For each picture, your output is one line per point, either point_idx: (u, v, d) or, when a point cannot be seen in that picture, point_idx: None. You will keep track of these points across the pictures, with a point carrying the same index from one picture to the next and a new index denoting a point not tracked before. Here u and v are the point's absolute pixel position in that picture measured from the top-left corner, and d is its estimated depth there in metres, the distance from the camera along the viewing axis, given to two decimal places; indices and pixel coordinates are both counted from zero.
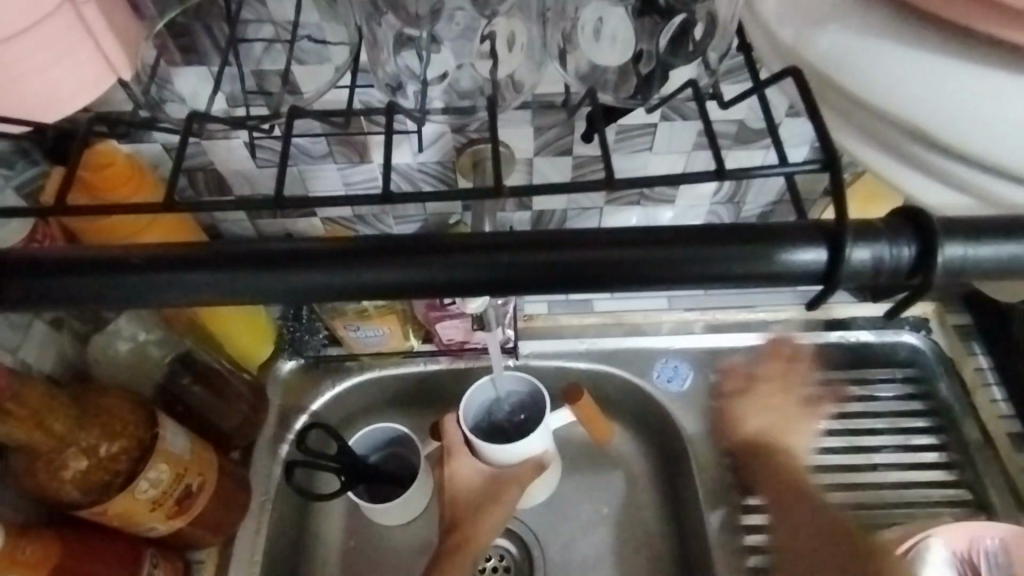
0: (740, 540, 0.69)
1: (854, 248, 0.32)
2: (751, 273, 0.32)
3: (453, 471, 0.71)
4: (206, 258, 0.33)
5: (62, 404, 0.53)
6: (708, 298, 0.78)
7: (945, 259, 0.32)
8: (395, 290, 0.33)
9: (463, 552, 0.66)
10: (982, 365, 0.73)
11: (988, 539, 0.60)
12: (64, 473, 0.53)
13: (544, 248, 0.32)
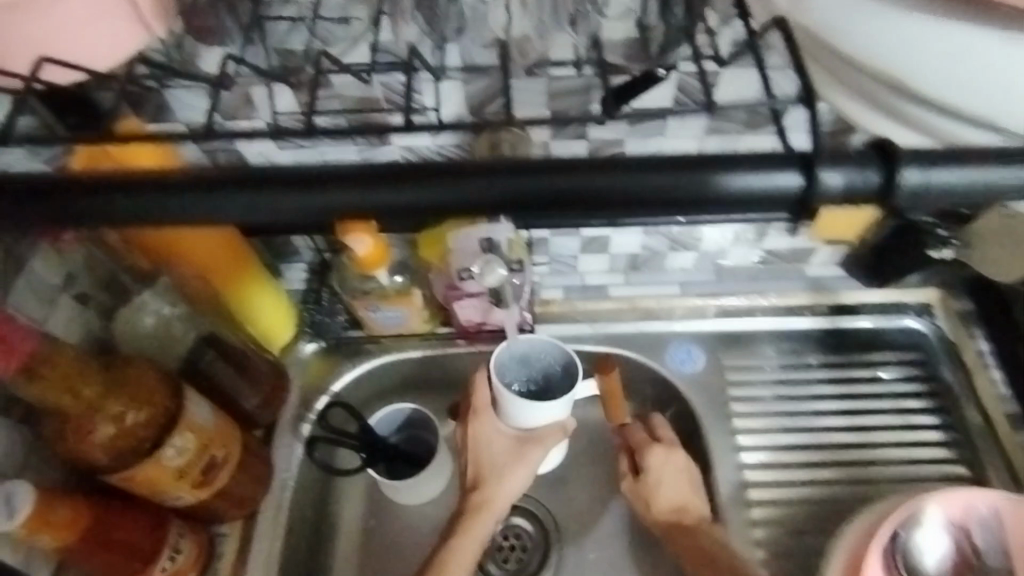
0: (745, 511, 0.72)
1: (826, 171, 0.37)
2: (734, 199, 0.38)
3: (477, 433, 0.72)
4: (248, 183, 0.39)
5: (93, 373, 0.55)
6: (719, 284, 0.81)
7: (907, 182, 0.37)
8: (433, 208, 0.39)
9: (485, 513, 0.69)
10: (981, 349, 0.76)
11: (982, 508, 0.58)
12: (91, 437, 0.55)
13: (561, 171, 0.38)
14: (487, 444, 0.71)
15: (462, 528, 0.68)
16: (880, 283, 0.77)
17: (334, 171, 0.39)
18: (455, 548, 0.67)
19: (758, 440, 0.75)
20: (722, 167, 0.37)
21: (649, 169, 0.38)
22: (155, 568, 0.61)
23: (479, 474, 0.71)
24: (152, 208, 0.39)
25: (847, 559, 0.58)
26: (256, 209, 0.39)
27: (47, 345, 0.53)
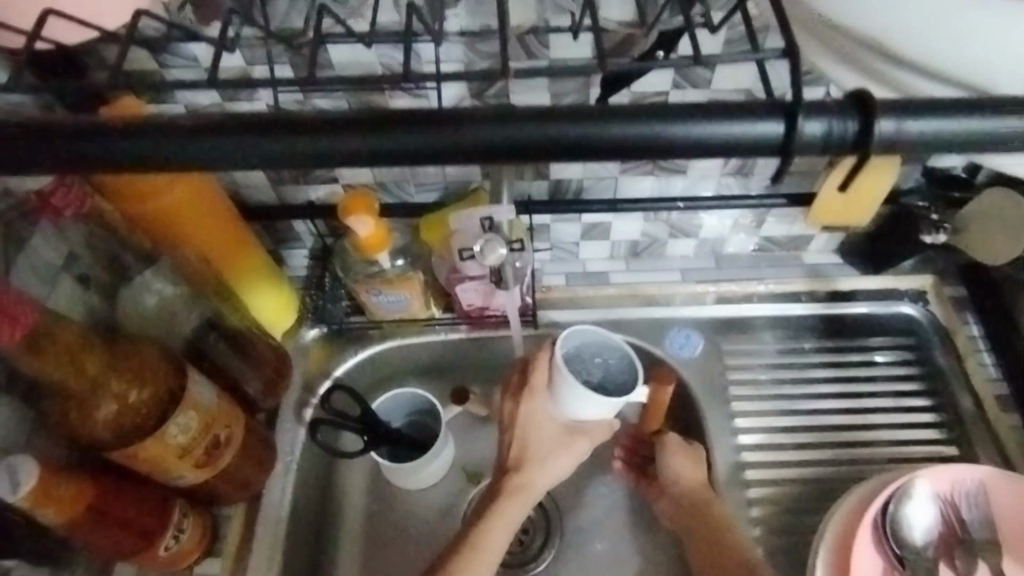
0: (742, 492, 0.73)
1: (807, 120, 0.38)
2: (715, 144, 0.38)
3: (528, 413, 0.69)
4: (249, 127, 0.38)
5: (97, 349, 0.55)
6: (720, 271, 0.81)
7: (881, 131, 0.38)
8: (423, 155, 0.39)
9: (520, 495, 0.67)
10: (973, 334, 0.76)
11: (969, 481, 0.62)
12: (95, 413, 0.55)
13: (552, 121, 0.38)
14: (538, 426, 0.68)
15: (497, 513, 0.66)
16: (875, 270, 0.79)
17: (337, 122, 0.39)
18: (489, 531, 0.65)
19: (755, 422, 0.76)
20: (712, 119, 0.38)
21: (655, 125, 0.38)
22: (158, 546, 0.61)
23: (523, 458, 0.69)
24: (145, 153, 0.38)
25: (841, 523, 0.61)
26: (252, 156, 0.39)
27: (48, 318, 0.53)
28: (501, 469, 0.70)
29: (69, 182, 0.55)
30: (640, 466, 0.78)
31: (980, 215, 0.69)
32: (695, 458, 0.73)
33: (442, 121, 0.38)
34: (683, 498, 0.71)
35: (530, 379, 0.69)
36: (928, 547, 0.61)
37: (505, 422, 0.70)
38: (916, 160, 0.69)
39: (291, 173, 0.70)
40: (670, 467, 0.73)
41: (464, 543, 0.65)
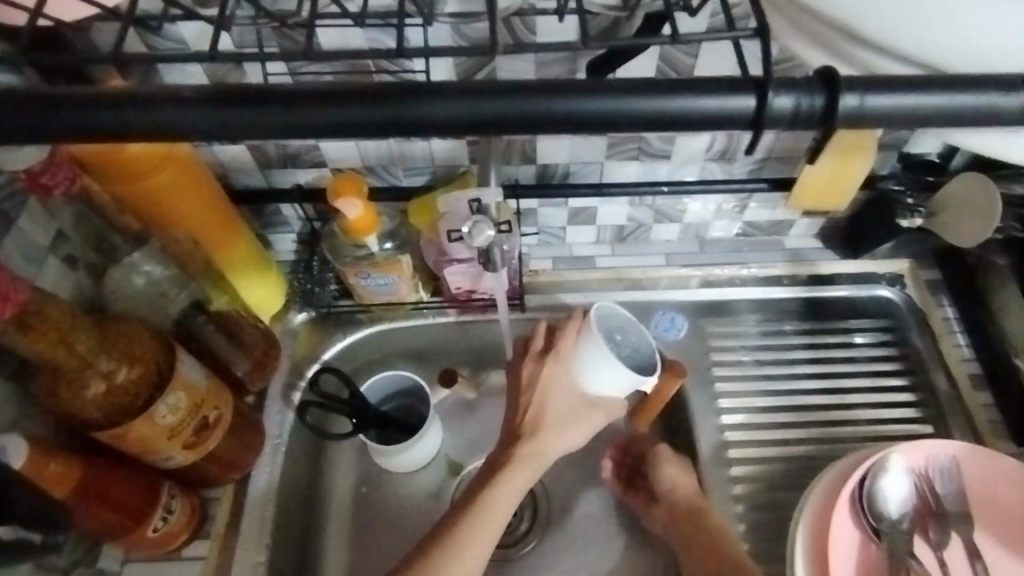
0: (724, 470, 0.74)
1: (777, 95, 0.37)
2: (688, 117, 0.37)
3: (550, 378, 0.67)
4: (226, 93, 0.37)
5: (86, 327, 0.55)
6: (703, 255, 0.83)
7: (846, 107, 0.37)
8: (403, 127, 0.38)
9: (534, 460, 0.65)
10: (948, 316, 0.78)
11: (940, 456, 0.64)
12: (84, 393, 0.55)
13: (532, 93, 0.37)
14: (555, 392, 0.67)
15: (508, 477, 0.64)
16: (853, 254, 0.81)
17: (315, 90, 0.37)
18: (497, 494, 0.63)
19: (737, 403, 0.78)
20: (703, 93, 0.37)
21: (650, 97, 0.37)
22: (148, 527, 0.62)
23: (538, 424, 0.66)
24: (121, 122, 0.37)
25: (821, 497, 0.63)
26: (233, 130, 0.37)
27: (37, 297, 0.53)
28: (512, 434, 0.67)
29: (57, 162, 0.55)
30: (630, 476, 0.78)
31: (952, 202, 0.70)
32: (686, 468, 0.73)
33: (428, 92, 0.37)
34: (677, 507, 0.71)
35: (559, 343, 0.68)
36: (902, 519, 0.63)
37: (521, 385, 0.68)
38: (892, 146, 0.71)
39: (278, 155, 0.70)
40: (665, 476, 0.73)
41: (470, 505, 0.62)
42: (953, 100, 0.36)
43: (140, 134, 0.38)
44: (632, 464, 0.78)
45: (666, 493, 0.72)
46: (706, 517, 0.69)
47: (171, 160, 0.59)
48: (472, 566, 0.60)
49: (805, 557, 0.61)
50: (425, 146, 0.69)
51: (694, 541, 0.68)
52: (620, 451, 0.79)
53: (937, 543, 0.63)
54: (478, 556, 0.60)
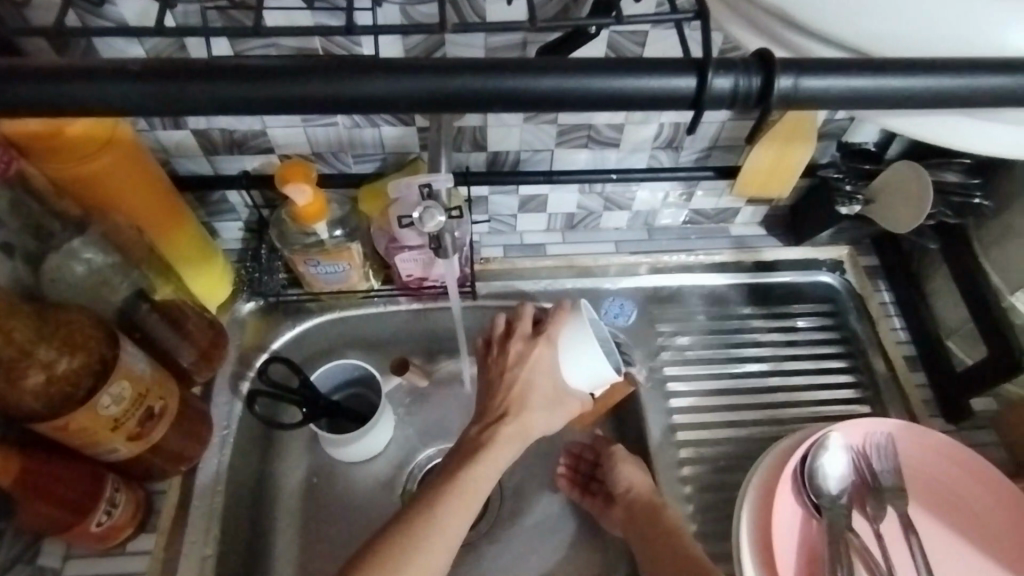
0: (673, 453, 0.76)
1: (716, 76, 0.38)
2: (635, 100, 0.38)
3: (539, 358, 0.66)
4: (169, 69, 0.36)
5: (24, 318, 0.54)
6: (651, 242, 0.85)
7: (781, 88, 0.38)
8: (352, 103, 0.37)
9: (511, 440, 0.64)
10: (885, 300, 0.83)
11: (878, 434, 0.67)
12: (21, 383, 0.53)
13: (481, 72, 0.37)
14: (542, 373, 0.66)
15: (490, 454, 0.62)
16: (796, 240, 0.85)
17: (262, 67, 0.36)
18: (479, 469, 0.62)
19: (684, 386, 0.79)
20: (650, 76, 0.38)
21: (600, 79, 0.37)
22: (90, 522, 0.60)
23: (523, 404, 0.65)
24: (59, 97, 0.36)
25: (764, 477, 0.66)
26: (177, 107, 0.37)
27: None
28: (495, 409, 0.66)
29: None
30: (585, 482, 0.78)
31: (892, 185, 0.71)
32: (641, 467, 0.74)
33: (378, 71, 0.37)
34: (633, 507, 0.71)
35: (551, 328, 0.67)
36: (842, 495, 0.65)
37: (508, 362, 0.66)
38: (830, 135, 0.73)
39: (223, 141, 0.68)
40: (622, 476, 0.73)
41: (453, 478, 0.61)
42: (889, 84, 0.37)
43: (77, 109, 0.36)
44: (587, 471, 0.79)
45: (622, 494, 0.73)
46: (662, 513, 0.70)
47: (114, 144, 0.57)
48: (453, 539, 0.59)
49: (751, 532, 0.63)
50: (375, 131, 0.69)
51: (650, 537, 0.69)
52: (574, 458, 0.80)
53: (874, 516, 0.66)
54: (457, 528, 0.59)
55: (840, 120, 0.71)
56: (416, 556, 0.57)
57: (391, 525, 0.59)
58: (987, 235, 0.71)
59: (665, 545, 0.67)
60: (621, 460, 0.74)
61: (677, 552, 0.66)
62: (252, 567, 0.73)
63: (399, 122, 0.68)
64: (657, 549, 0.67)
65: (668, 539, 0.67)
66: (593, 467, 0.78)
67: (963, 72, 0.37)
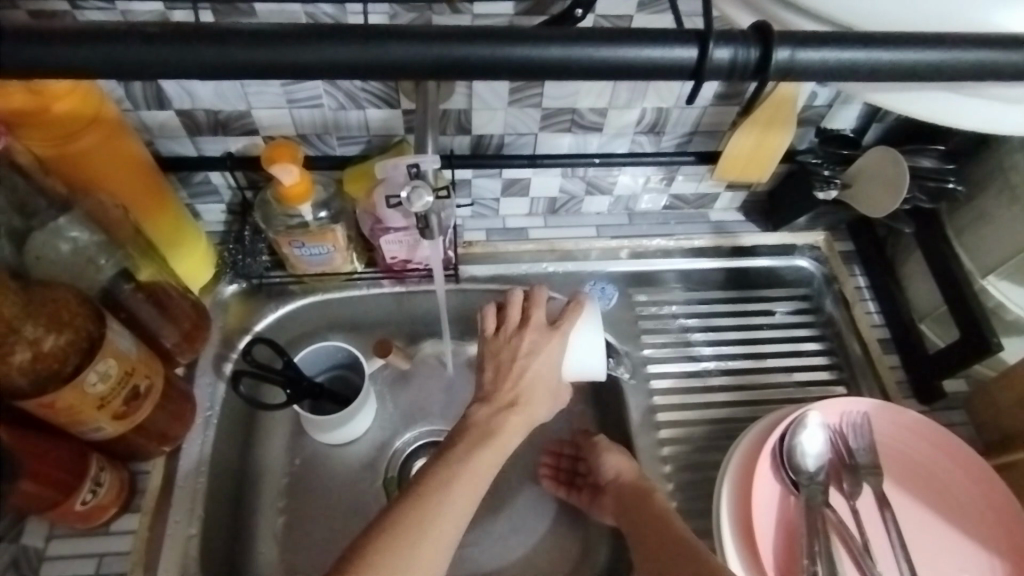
0: (653, 433, 0.77)
1: (716, 47, 0.39)
2: (626, 73, 0.39)
3: (550, 350, 0.68)
4: (165, 31, 0.36)
5: (10, 293, 0.52)
6: (632, 227, 0.87)
7: (777, 60, 0.39)
8: (351, 70, 0.38)
9: (516, 427, 0.64)
10: (860, 285, 0.85)
11: (856, 413, 0.69)
12: (8, 359, 0.52)
13: (475, 43, 0.38)
14: (550, 366, 0.68)
15: (500, 442, 0.63)
16: (773, 227, 0.86)
17: (262, 34, 0.37)
18: (490, 447, 0.62)
19: (664, 366, 0.81)
20: (643, 46, 0.39)
21: (592, 49, 0.38)
22: (76, 500, 0.59)
23: (530, 394, 0.66)
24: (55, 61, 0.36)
25: (745, 459, 0.68)
26: (172, 73, 0.37)
27: None
28: (502, 395, 0.66)
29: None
30: (569, 479, 0.78)
31: (869, 170, 0.73)
32: (626, 454, 0.74)
33: (380, 37, 0.37)
34: (620, 489, 0.72)
35: (567, 321, 0.70)
36: (820, 472, 0.67)
37: (521, 350, 0.67)
38: (809, 121, 0.75)
39: (208, 121, 0.68)
40: (607, 464, 0.73)
41: (467, 459, 0.61)
42: (881, 56, 0.38)
43: (69, 71, 0.36)
44: (569, 467, 0.79)
45: (612, 481, 0.73)
46: (647, 496, 0.69)
47: (99, 122, 0.57)
48: (455, 522, 0.58)
49: (731, 507, 0.65)
50: (360, 113, 0.69)
51: (632, 516, 0.68)
52: (555, 457, 0.81)
53: (850, 493, 0.68)
54: (464, 509, 0.59)
55: (818, 106, 0.73)
56: (431, 543, 0.56)
57: (401, 503, 0.58)
58: (960, 221, 0.74)
59: (649, 525, 0.66)
60: (602, 444, 0.75)
61: (658, 531, 0.65)
62: (233, 550, 0.73)
63: (383, 103, 0.68)
64: (638, 533, 0.66)
65: (646, 523, 0.67)
66: (573, 463, 0.79)
67: (949, 45, 0.38)
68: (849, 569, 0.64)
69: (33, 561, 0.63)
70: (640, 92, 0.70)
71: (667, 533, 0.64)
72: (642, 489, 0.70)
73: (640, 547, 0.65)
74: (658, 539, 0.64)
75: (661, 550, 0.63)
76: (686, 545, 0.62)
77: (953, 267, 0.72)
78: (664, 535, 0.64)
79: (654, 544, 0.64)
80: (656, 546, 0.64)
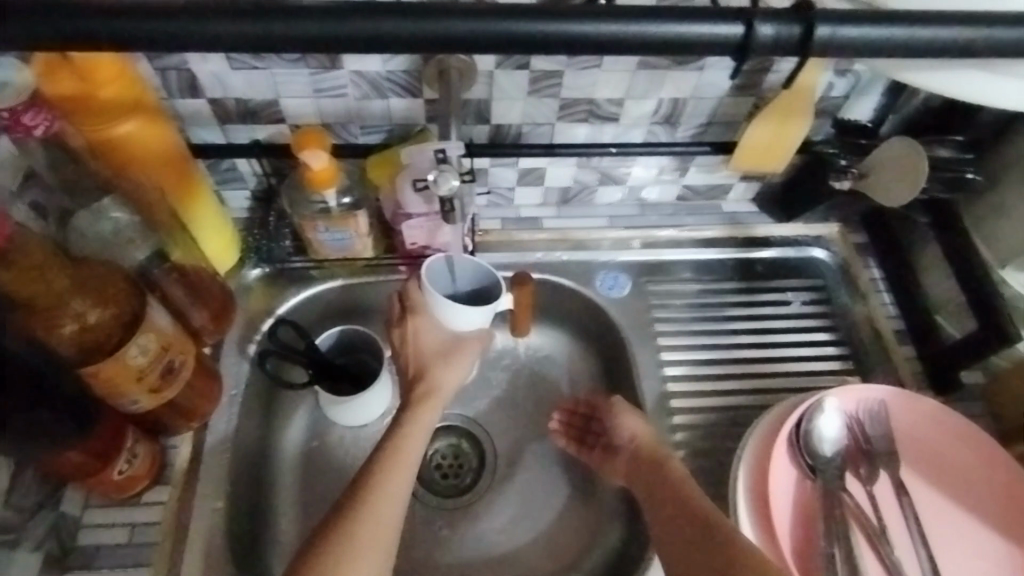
0: (668, 419, 0.79)
1: None
2: None
3: (416, 328, 0.72)
4: None
5: (60, 267, 0.54)
6: (644, 218, 0.88)
7: None
8: None
9: (432, 396, 0.70)
10: (874, 277, 0.86)
11: (871, 399, 0.70)
12: (58, 329, 0.55)
13: None
14: (425, 334, 0.72)
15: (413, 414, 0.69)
16: (786, 218, 0.88)
17: None
18: (411, 437, 0.66)
19: (676, 353, 0.83)
20: None
21: None
22: (112, 470, 0.62)
23: (427, 365, 0.72)
24: None
25: (761, 441, 0.70)
26: None
27: (21, 231, 0.51)
28: (408, 383, 0.72)
29: (39, 104, 0.56)
30: (581, 435, 0.81)
31: (883, 161, 0.75)
32: (643, 419, 0.75)
33: None
34: (637, 454, 0.73)
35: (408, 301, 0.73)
36: (835, 457, 0.69)
37: (405, 339, 0.73)
38: (826, 112, 0.78)
39: (237, 110, 0.70)
40: (625, 428, 0.75)
41: (392, 431, 0.67)
42: None
43: None
44: (581, 423, 0.82)
45: (626, 444, 0.74)
46: (665, 463, 0.70)
47: (140, 109, 0.59)
48: (406, 484, 0.63)
49: (747, 490, 0.67)
50: (384, 103, 0.71)
51: (647, 483, 0.70)
52: (568, 414, 0.83)
53: (867, 478, 0.70)
54: (401, 479, 0.63)
55: (834, 97, 0.76)
56: (384, 503, 0.61)
57: (358, 479, 0.63)
58: (977, 212, 0.76)
59: (664, 490, 0.68)
60: (629, 410, 0.76)
61: (674, 496, 0.66)
62: (257, 526, 0.75)
63: (406, 93, 0.70)
64: (653, 497, 0.68)
65: (664, 489, 0.68)
66: (587, 421, 0.81)
67: None
68: (868, 551, 0.66)
69: (71, 528, 0.65)
70: (657, 83, 0.72)
71: (682, 499, 0.66)
72: (653, 457, 0.71)
73: (653, 513, 0.67)
74: (674, 505, 0.65)
75: (678, 518, 0.64)
76: (701, 510, 0.64)
77: (970, 258, 0.74)
78: (679, 501, 0.66)
79: (671, 509, 0.66)
80: (674, 510, 0.65)
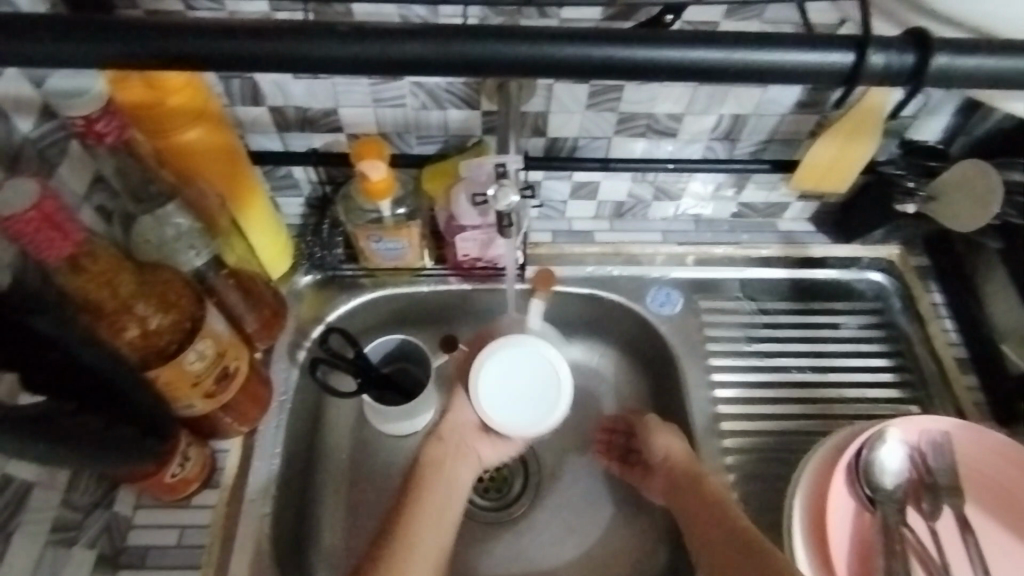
0: (718, 441, 0.77)
1: None
2: None
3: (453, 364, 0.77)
4: None
5: (126, 271, 0.56)
6: (698, 234, 0.87)
7: None
8: None
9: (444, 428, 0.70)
10: (935, 301, 0.83)
11: (932, 432, 0.68)
12: (121, 334, 0.56)
13: None
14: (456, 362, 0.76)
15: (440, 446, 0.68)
16: (845, 238, 0.86)
17: None
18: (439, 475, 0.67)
19: (728, 374, 0.81)
20: None
21: None
22: (166, 472, 0.63)
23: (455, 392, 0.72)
24: None
25: (817, 467, 0.67)
26: None
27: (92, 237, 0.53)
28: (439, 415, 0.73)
29: (112, 109, 0.55)
30: (622, 455, 0.80)
31: (952, 184, 0.72)
32: (676, 433, 0.73)
33: None
34: (673, 472, 0.71)
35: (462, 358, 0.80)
36: (897, 489, 0.67)
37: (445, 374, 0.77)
38: (893, 131, 0.75)
39: (297, 118, 0.70)
40: (657, 444, 0.73)
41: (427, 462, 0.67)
42: None
43: None
44: (623, 443, 0.81)
45: (660, 460, 0.72)
46: (703, 481, 0.68)
47: (204, 116, 0.61)
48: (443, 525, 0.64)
49: (803, 520, 0.65)
50: (442, 114, 0.71)
51: (692, 501, 0.67)
52: (609, 433, 0.83)
53: (929, 513, 0.67)
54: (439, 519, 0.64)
55: (905, 115, 0.73)
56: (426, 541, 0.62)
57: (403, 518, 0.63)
58: None
59: (704, 507, 0.66)
60: (665, 427, 0.74)
61: (715, 513, 0.65)
62: (300, 533, 0.75)
63: (464, 105, 0.70)
64: (693, 513, 0.66)
65: (706, 506, 0.66)
66: (627, 439, 0.81)
67: None
68: None
69: (122, 528, 0.66)
70: (718, 99, 0.71)
71: (723, 518, 0.64)
72: (699, 471, 0.69)
73: (696, 529, 0.65)
74: (717, 523, 0.63)
75: (722, 536, 0.62)
76: (742, 528, 0.62)
77: None
78: (720, 518, 0.64)
79: (713, 526, 0.64)
80: (718, 525, 0.63)
